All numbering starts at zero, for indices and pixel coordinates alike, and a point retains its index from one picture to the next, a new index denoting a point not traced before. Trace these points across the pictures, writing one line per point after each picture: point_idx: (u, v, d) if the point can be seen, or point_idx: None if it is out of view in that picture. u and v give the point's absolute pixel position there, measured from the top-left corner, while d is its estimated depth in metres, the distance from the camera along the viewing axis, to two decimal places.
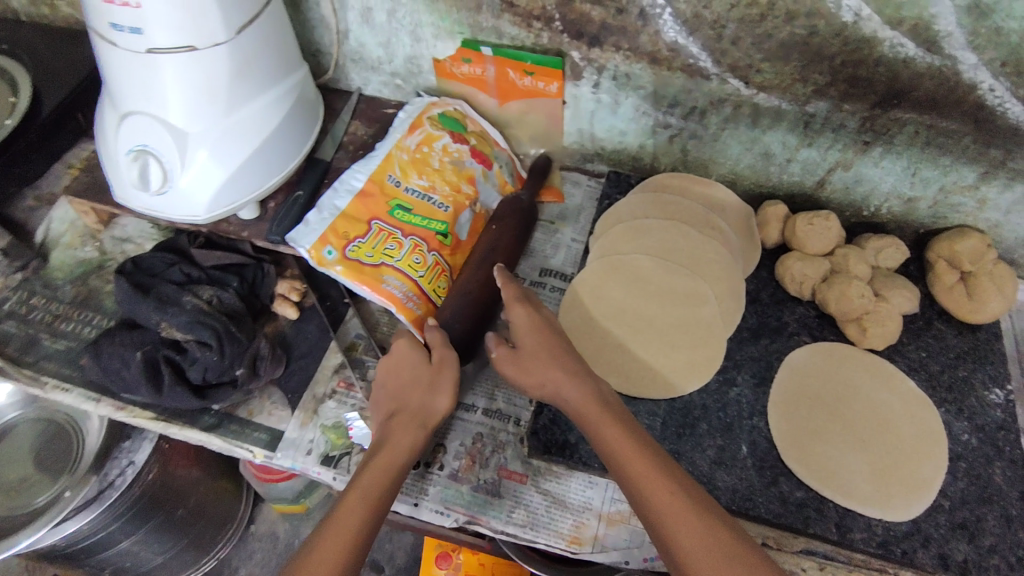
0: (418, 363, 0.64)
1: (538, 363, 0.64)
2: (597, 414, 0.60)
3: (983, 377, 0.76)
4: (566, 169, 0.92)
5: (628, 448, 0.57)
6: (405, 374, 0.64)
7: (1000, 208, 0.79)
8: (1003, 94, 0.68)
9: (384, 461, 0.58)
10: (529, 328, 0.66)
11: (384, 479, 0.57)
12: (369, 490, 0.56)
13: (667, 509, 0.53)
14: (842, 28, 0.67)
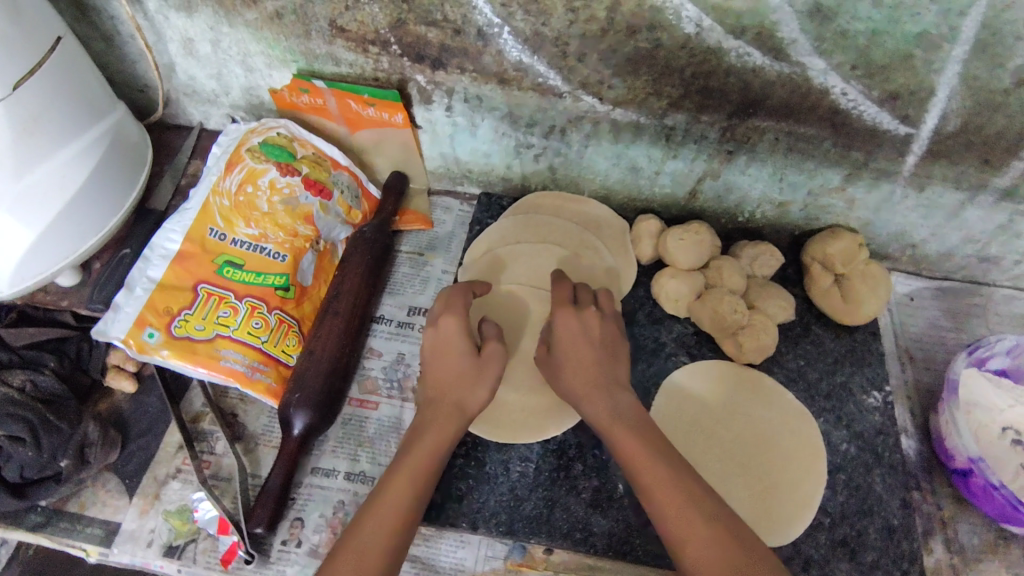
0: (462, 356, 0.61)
1: (571, 373, 0.62)
2: (613, 409, 0.60)
3: (862, 380, 0.75)
4: (434, 194, 0.87)
5: (619, 436, 0.58)
6: (444, 359, 0.62)
7: (868, 207, 0.78)
8: (856, 97, 0.66)
9: (422, 450, 0.56)
10: (575, 337, 0.64)
11: (426, 469, 0.55)
12: (411, 480, 0.54)
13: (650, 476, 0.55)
14: (686, 39, 0.63)
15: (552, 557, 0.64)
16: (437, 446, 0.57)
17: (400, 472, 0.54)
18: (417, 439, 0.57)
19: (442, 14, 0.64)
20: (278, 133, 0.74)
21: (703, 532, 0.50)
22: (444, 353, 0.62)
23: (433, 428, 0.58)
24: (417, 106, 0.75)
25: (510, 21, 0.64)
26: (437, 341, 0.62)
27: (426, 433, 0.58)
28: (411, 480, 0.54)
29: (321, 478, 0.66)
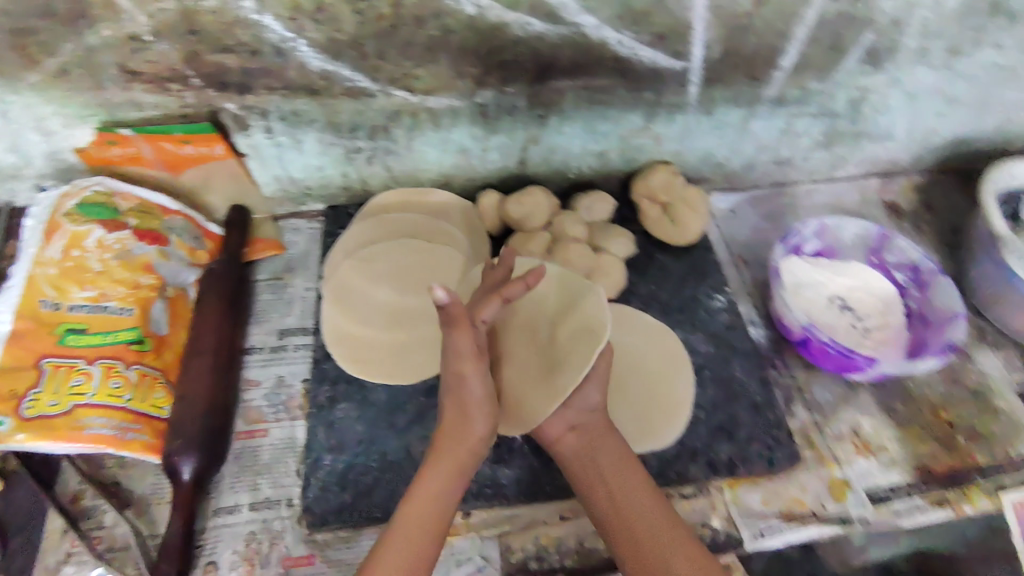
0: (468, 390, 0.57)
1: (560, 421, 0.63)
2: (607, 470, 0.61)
3: (707, 288, 0.84)
4: (280, 219, 0.87)
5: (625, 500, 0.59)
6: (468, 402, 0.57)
7: (674, 138, 0.88)
8: (631, 43, 0.74)
9: (440, 490, 0.57)
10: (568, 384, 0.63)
11: (442, 511, 0.56)
12: (423, 524, 0.55)
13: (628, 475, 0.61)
14: (470, 20, 0.68)
15: (471, 518, 0.66)
16: (455, 482, 0.57)
17: (412, 528, 0.54)
18: (433, 472, 0.57)
19: (234, 39, 0.65)
20: (94, 191, 0.73)
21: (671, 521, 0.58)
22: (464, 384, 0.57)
23: (458, 464, 0.57)
24: (235, 135, 0.75)
25: (302, 33, 0.66)
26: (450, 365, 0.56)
27: (443, 472, 0.57)
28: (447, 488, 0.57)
29: (226, 516, 0.64)
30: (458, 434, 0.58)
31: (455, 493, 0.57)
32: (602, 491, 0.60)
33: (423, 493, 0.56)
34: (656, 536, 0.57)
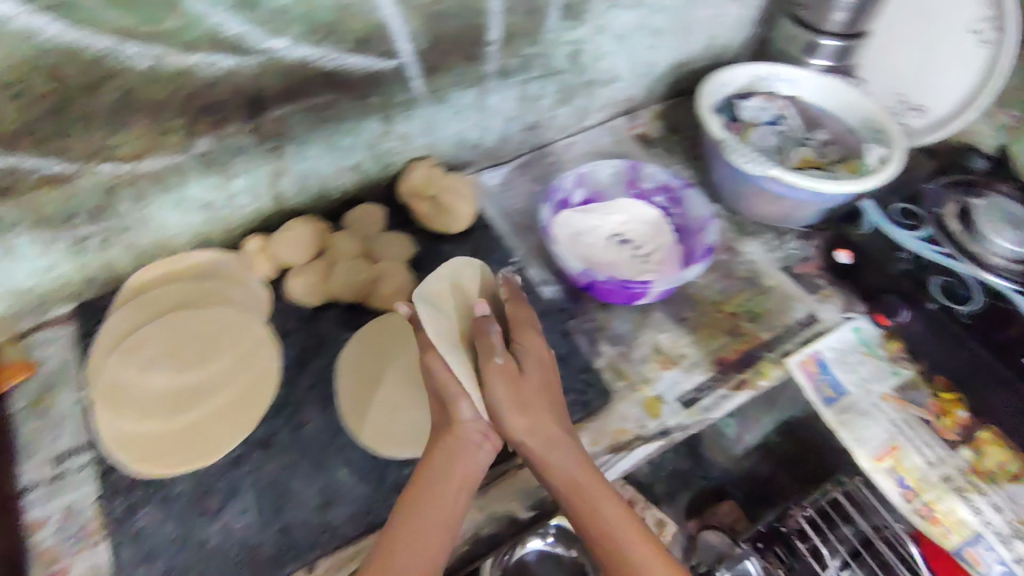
0: (463, 404, 0.63)
1: (555, 456, 0.62)
2: (606, 505, 0.61)
3: (492, 265, 0.87)
4: (24, 334, 0.78)
5: (619, 540, 0.59)
6: (452, 402, 0.63)
7: (420, 134, 0.89)
8: (335, 55, 0.73)
9: (438, 504, 0.60)
10: (545, 425, 0.63)
11: (434, 538, 0.58)
12: (419, 535, 0.58)
13: (615, 516, 0.60)
14: (150, 73, 0.64)
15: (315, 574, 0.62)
16: (456, 491, 0.61)
17: (414, 546, 0.57)
18: (427, 473, 0.61)
19: None
20: None
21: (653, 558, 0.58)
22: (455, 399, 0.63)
23: (447, 478, 0.61)
24: None
25: None
26: (438, 369, 0.63)
27: (434, 478, 0.61)
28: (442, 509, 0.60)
29: None
30: (461, 438, 0.63)
31: (456, 499, 0.61)
32: (586, 521, 0.60)
33: (431, 491, 0.60)
34: (625, 551, 0.59)
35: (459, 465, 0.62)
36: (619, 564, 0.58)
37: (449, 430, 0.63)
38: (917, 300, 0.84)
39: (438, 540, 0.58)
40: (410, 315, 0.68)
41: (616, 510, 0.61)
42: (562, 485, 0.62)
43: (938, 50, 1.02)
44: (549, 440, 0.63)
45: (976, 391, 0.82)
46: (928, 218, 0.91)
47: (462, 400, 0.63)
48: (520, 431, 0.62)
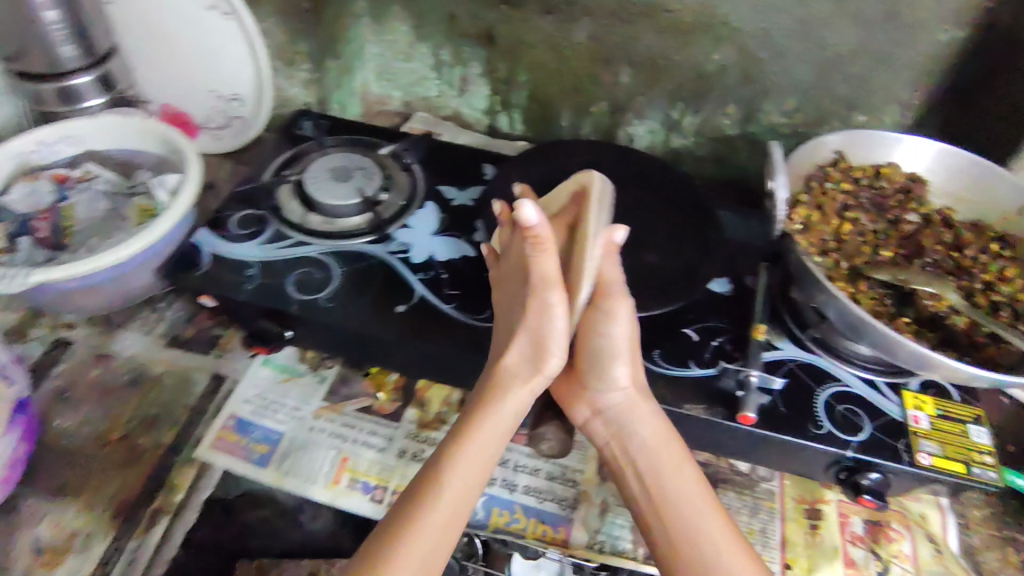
0: (546, 323, 0.65)
1: (611, 369, 0.68)
2: (687, 472, 0.67)
3: None
4: None
5: (683, 498, 0.65)
6: (548, 339, 0.65)
7: None
8: None
9: (476, 451, 0.65)
10: (582, 335, 0.70)
11: (465, 486, 0.64)
12: (446, 511, 0.62)
13: (675, 485, 0.66)
14: None
15: None
16: (487, 444, 0.66)
17: (451, 489, 0.63)
18: (478, 432, 0.66)
19: None
20: None
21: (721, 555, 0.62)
22: (546, 288, 0.64)
23: (495, 427, 0.66)
24: None
25: None
26: (533, 306, 0.64)
27: (476, 446, 0.65)
28: (466, 478, 0.64)
29: None
30: (523, 389, 0.66)
31: (477, 461, 0.65)
32: (637, 480, 0.68)
33: (463, 449, 0.65)
34: (706, 552, 0.62)
35: (501, 411, 0.66)
36: (693, 543, 0.63)
37: (542, 357, 0.66)
38: (276, 310, 0.76)
39: (461, 503, 0.63)
40: (530, 229, 0.63)
41: (691, 473, 0.67)
42: (618, 400, 0.69)
43: (202, 38, 0.94)
44: (628, 400, 0.69)
45: (384, 360, 0.79)
46: (269, 215, 0.85)
47: (554, 320, 0.64)
48: (614, 350, 0.68)
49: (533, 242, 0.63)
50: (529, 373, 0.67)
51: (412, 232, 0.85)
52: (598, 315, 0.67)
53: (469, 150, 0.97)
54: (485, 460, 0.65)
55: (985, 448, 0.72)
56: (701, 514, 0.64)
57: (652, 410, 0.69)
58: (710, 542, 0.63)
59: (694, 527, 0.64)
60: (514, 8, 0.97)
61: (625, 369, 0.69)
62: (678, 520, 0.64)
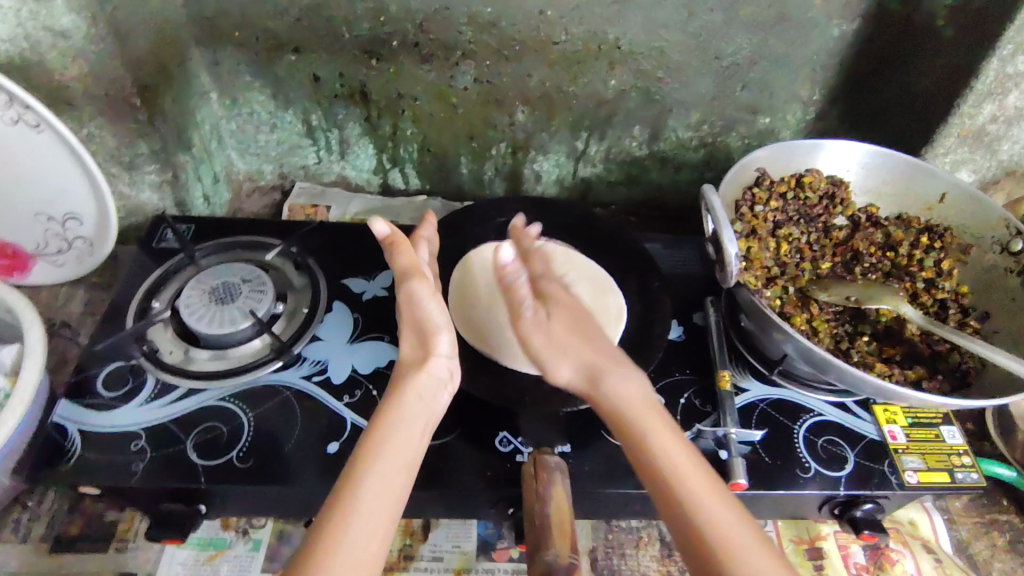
0: (425, 305, 0.60)
1: (576, 339, 0.59)
2: (658, 423, 0.54)
3: None
4: None
5: (667, 448, 0.51)
6: (424, 322, 0.60)
7: None
8: None
9: (404, 433, 0.54)
10: (552, 332, 0.60)
11: (396, 476, 0.51)
12: (374, 499, 0.48)
13: (670, 454, 0.51)
14: None
15: None
16: (406, 430, 0.54)
17: (375, 476, 0.50)
18: (389, 418, 0.54)
19: None
20: None
21: (740, 530, 0.46)
22: (407, 278, 0.61)
23: (418, 412, 0.56)
24: None
25: None
26: (400, 292, 0.61)
27: (399, 427, 0.54)
28: (400, 465, 0.51)
29: None
30: (423, 371, 0.59)
31: (400, 447, 0.53)
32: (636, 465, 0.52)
33: (378, 430, 0.53)
34: (725, 525, 0.47)
35: (410, 393, 0.57)
36: (700, 523, 0.47)
37: (428, 340, 0.60)
38: (178, 488, 0.62)
39: (390, 492, 0.50)
40: (383, 240, 0.63)
41: (666, 424, 0.54)
42: (586, 365, 0.58)
43: (20, 159, 0.74)
44: (592, 367, 0.58)
45: (325, 508, 0.67)
46: (145, 362, 0.71)
47: (423, 303, 0.60)
48: (584, 327, 0.60)
49: (393, 246, 0.63)
50: (454, 361, 0.61)
51: (325, 345, 0.74)
52: (563, 301, 0.62)
53: (368, 228, 0.85)
54: (409, 443, 0.53)
55: (961, 449, 0.71)
56: (690, 463, 0.51)
57: (624, 371, 0.57)
58: (706, 490, 0.49)
59: (683, 477, 0.50)
60: (387, 61, 0.86)
61: (576, 339, 0.59)
62: (673, 475, 0.50)
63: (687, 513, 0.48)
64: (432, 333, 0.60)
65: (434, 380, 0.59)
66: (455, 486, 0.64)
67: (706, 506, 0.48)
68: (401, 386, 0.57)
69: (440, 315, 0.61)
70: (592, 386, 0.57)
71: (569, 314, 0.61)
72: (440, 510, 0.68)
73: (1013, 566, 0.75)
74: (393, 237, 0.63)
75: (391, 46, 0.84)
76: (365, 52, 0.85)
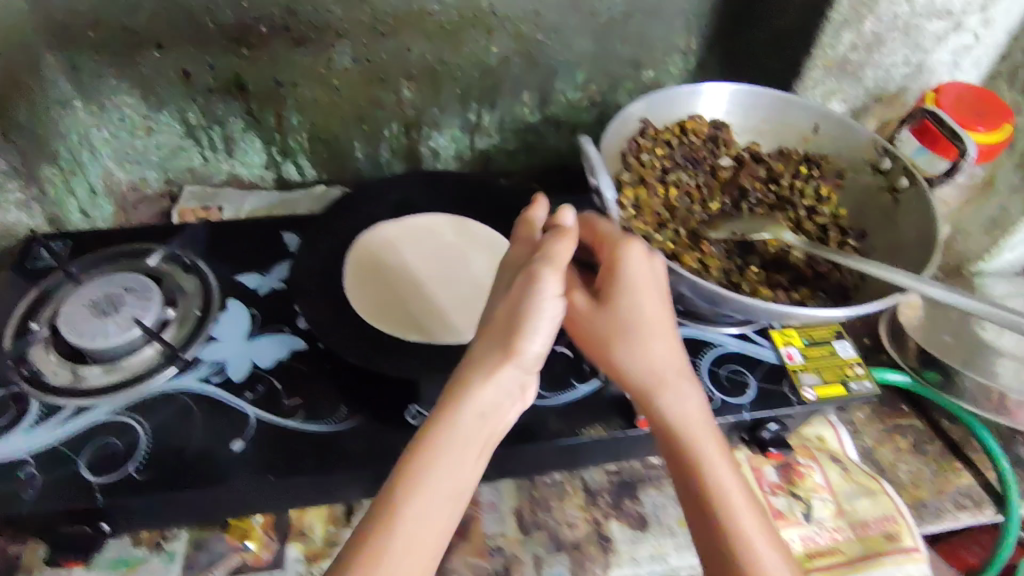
0: (533, 301, 0.54)
1: (654, 345, 0.58)
2: (714, 448, 0.56)
3: None
4: None
5: (719, 481, 0.55)
6: (527, 316, 0.54)
7: None
8: None
9: (457, 449, 0.51)
10: (611, 325, 0.59)
11: (439, 506, 0.49)
12: (414, 532, 0.48)
13: (717, 479, 0.55)
14: None
15: None
16: (461, 445, 0.51)
17: (423, 502, 0.49)
18: (445, 429, 0.51)
19: None
20: None
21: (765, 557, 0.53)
22: (542, 262, 0.56)
23: (476, 433, 0.52)
24: None
25: None
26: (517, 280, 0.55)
27: (450, 445, 0.51)
28: (445, 488, 0.50)
29: None
30: (489, 379, 0.53)
31: (456, 467, 0.51)
32: (681, 475, 0.57)
33: (436, 447, 0.51)
34: (749, 548, 0.53)
35: (473, 402, 0.52)
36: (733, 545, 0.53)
37: (513, 338, 0.54)
38: (77, 510, 0.59)
39: (443, 515, 0.49)
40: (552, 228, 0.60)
41: (720, 451, 0.57)
42: (646, 374, 0.58)
43: None
44: (656, 376, 0.58)
45: (239, 511, 0.65)
46: (27, 387, 0.67)
47: (545, 297, 0.55)
48: (660, 330, 0.58)
49: (555, 236, 0.58)
50: (531, 370, 0.56)
51: (223, 345, 0.71)
52: (657, 304, 0.58)
53: (259, 222, 0.82)
54: (464, 463, 0.51)
55: (854, 361, 0.76)
56: (740, 496, 0.55)
57: (686, 386, 0.58)
58: (750, 525, 0.54)
59: (733, 512, 0.54)
60: (258, 49, 0.83)
61: (665, 343, 0.58)
62: (721, 506, 0.54)
63: (728, 543, 0.53)
64: (522, 335, 0.54)
65: (508, 386, 0.54)
66: (368, 465, 0.63)
67: (753, 540, 0.53)
68: (478, 386, 0.53)
69: (551, 320, 0.55)
70: (650, 397, 0.58)
71: (652, 299, 0.59)
72: (360, 492, 0.67)
73: (916, 464, 0.79)
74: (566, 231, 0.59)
75: (259, 32, 0.81)
76: (233, 41, 0.82)
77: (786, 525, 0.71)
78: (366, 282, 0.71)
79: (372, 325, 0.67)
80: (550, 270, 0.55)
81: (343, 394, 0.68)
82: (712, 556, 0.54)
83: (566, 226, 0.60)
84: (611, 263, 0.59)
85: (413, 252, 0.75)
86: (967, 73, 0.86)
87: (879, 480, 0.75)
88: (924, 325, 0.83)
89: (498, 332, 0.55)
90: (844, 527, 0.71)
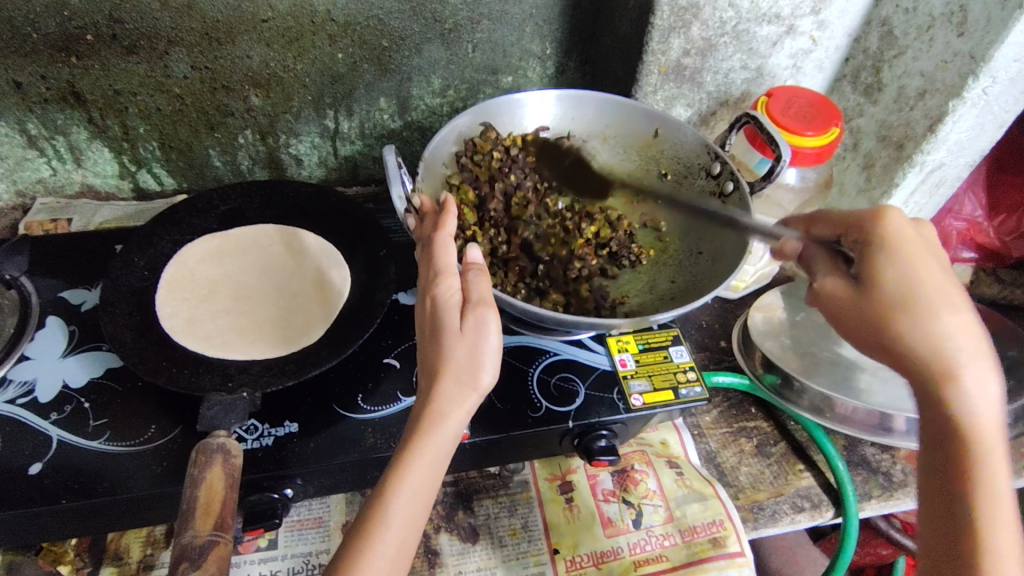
0: (483, 342, 0.53)
1: (941, 314, 0.52)
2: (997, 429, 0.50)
3: None
4: None
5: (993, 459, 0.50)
6: (481, 354, 0.53)
7: None
8: None
9: (429, 472, 0.52)
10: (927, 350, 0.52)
11: (414, 510, 0.51)
12: (400, 540, 0.51)
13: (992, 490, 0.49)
14: None
15: None
16: (439, 465, 0.52)
17: (397, 510, 0.51)
18: (424, 459, 0.51)
19: None
20: None
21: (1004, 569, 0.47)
22: (478, 306, 0.55)
23: (447, 453, 0.53)
24: None
25: None
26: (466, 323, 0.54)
27: (428, 464, 0.51)
28: (418, 501, 0.52)
29: None
30: (457, 413, 0.52)
31: (432, 483, 0.52)
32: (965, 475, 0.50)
33: (416, 462, 0.51)
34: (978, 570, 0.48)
35: (447, 431, 0.52)
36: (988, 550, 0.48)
37: (471, 373, 0.53)
38: None
39: (414, 527, 0.52)
40: (468, 267, 0.59)
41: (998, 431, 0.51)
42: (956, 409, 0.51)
43: None
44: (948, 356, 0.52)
45: (41, 535, 0.64)
46: None
47: (485, 335, 0.54)
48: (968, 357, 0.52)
49: (473, 274, 0.58)
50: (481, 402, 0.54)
51: (34, 364, 0.70)
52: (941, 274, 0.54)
53: (90, 236, 0.82)
54: (433, 480, 0.52)
55: (687, 366, 0.75)
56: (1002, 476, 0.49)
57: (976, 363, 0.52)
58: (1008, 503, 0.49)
59: (990, 483, 0.49)
60: (89, 57, 0.80)
61: (957, 318, 0.53)
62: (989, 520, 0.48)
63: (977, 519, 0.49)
64: (479, 371, 0.53)
65: (470, 417, 0.53)
66: (169, 485, 0.61)
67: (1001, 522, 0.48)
68: (446, 418, 0.52)
69: (496, 352, 0.54)
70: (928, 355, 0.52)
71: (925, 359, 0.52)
72: (170, 513, 0.65)
73: (758, 468, 0.79)
74: (482, 269, 0.59)
75: (87, 41, 0.78)
76: (58, 49, 0.78)
77: (613, 532, 0.72)
78: (185, 298, 0.71)
79: (179, 340, 0.66)
80: (485, 317, 0.54)
81: (154, 411, 0.67)
82: (947, 525, 0.50)
83: (478, 264, 0.59)
84: (876, 241, 0.56)
85: (242, 269, 0.76)
86: (811, 75, 0.89)
87: (714, 485, 0.75)
88: (767, 329, 0.86)
89: (452, 372, 0.53)
90: (672, 534, 0.71)
